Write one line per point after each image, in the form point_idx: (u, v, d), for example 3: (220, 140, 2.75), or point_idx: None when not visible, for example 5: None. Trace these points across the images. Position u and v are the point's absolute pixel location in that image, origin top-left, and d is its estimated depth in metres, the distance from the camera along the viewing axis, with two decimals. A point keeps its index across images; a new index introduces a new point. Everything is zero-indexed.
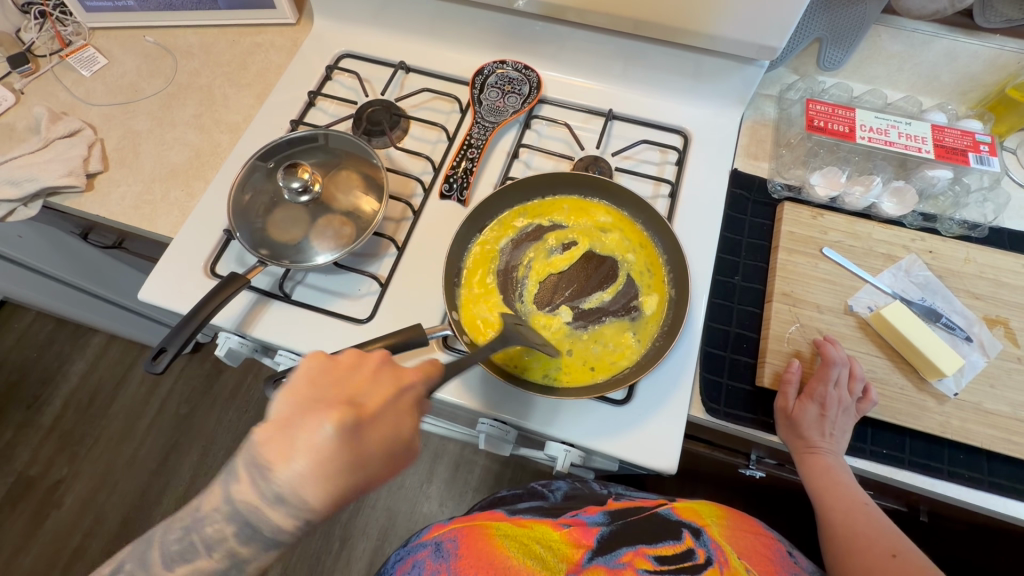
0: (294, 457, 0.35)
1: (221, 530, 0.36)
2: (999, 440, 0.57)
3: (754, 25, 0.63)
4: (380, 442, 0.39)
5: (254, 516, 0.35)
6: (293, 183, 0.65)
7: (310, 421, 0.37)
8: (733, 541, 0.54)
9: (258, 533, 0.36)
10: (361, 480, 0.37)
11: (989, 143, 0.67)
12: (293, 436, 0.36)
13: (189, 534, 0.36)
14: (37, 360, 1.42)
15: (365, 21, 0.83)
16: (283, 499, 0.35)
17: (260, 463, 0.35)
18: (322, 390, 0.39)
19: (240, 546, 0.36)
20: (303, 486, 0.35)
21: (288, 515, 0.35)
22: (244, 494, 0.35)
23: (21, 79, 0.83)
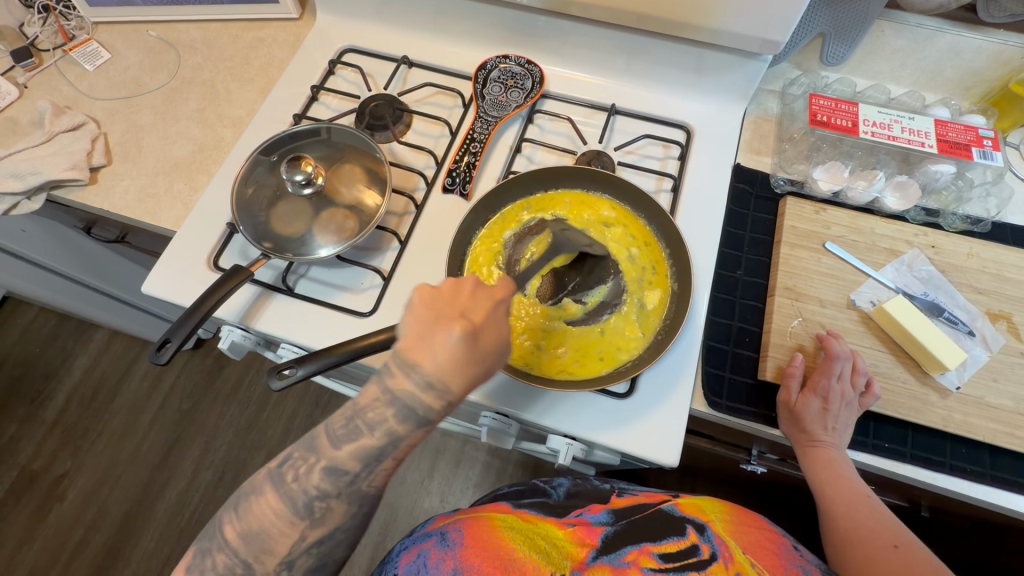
0: (433, 356, 0.40)
1: (382, 415, 0.40)
2: (1002, 434, 0.57)
3: (758, 20, 0.63)
4: (497, 337, 0.42)
5: (409, 403, 0.40)
6: (296, 176, 0.65)
7: (440, 329, 0.41)
8: (738, 537, 0.54)
9: (415, 416, 0.40)
10: (487, 369, 0.42)
11: (992, 138, 0.67)
12: (428, 344, 0.40)
13: (356, 419, 0.41)
14: (40, 354, 1.42)
15: (368, 16, 0.83)
16: (432, 387, 0.40)
17: (407, 363, 0.40)
18: (437, 302, 0.42)
19: (399, 426, 0.40)
20: (446, 377, 0.40)
21: (438, 400, 0.40)
22: (396, 389, 0.41)
23: (25, 73, 0.83)
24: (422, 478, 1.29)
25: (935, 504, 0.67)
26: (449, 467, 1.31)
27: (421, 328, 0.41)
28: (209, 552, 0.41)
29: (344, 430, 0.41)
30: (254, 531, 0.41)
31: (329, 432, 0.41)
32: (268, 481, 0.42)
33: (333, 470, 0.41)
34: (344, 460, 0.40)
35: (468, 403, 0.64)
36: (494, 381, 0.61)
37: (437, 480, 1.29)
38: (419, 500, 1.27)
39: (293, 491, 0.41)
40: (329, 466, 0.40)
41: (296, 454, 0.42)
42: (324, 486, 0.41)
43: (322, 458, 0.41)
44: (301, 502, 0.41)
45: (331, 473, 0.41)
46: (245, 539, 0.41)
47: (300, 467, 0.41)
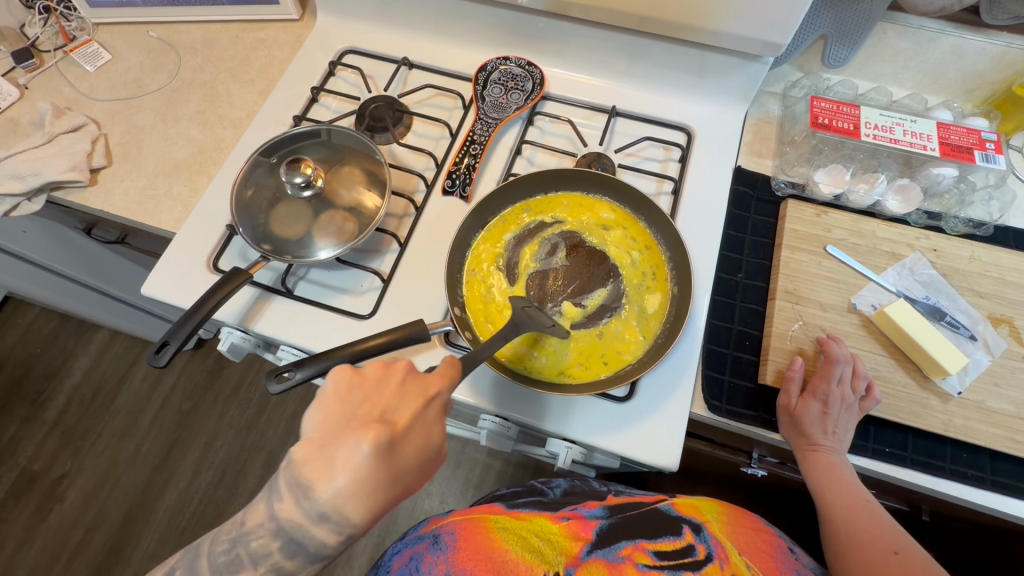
0: (334, 477, 0.40)
1: (268, 545, 0.41)
2: (1003, 439, 0.57)
3: (759, 22, 0.63)
4: (412, 455, 0.43)
5: (298, 531, 0.40)
6: (295, 178, 0.65)
7: (347, 442, 0.41)
8: (734, 537, 0.55)
9: (303, 548, 0.41)
10: (398, 487, 0.42)
11: (995, 141, 0.67)
12: (334, 456, 0.40)
13: (237, 547, 0.41)
14: (42, 355, 1.43)
15: (368, 17, 0.83)
16: (325, 516, 0.40)
17: (304, 482, 0.40)
18: (353, 410, 0.43)
19: (285, 560, 0.41)
20: (344, 502, 0.40)
21: (331, 530, 0.40)
22: (289, 512, 0.40)
23: (26, 74, 0.84)
24: None
25: (936, 509, 0.67)
26: (449, 468, 1.31)
27: (325, 440, 0.42)
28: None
29: (225, 557, 0.41)
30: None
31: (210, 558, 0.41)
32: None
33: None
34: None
35: (466, 406, 0.64)
36: (492, 383, 0.61)
37: (437, 481, 1.29)
38: (419, 501, 1.28)
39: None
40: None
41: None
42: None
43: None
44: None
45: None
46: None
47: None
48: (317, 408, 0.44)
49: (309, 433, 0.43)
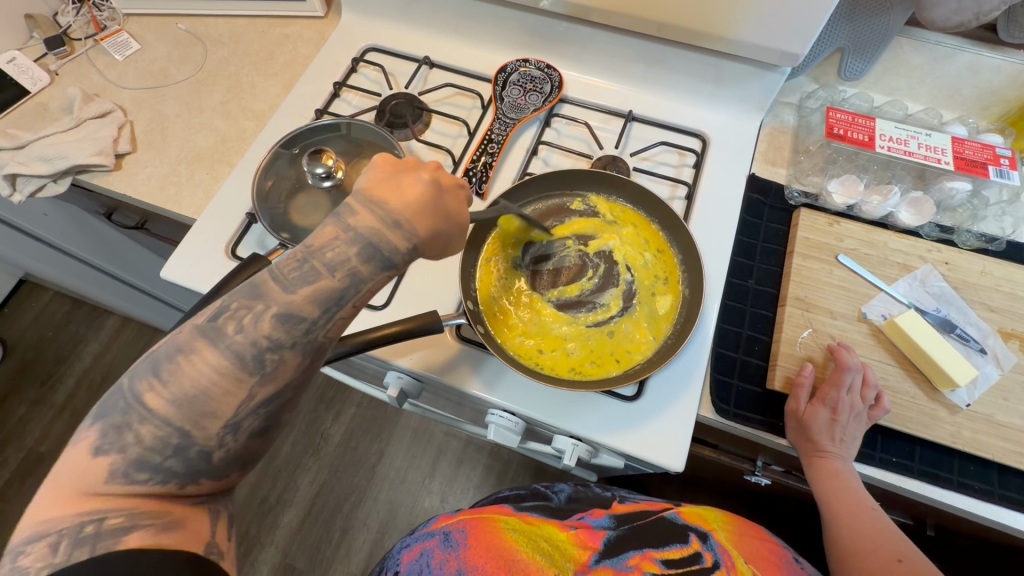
0: (404, 194, 0.41)
1: (344, 252, 0.38)
2: (1012, 453, 0.57)
3: (778, 32, 0.64)
4: (452, 207, 0.45)
5: (377, 237, 0.39)
6: (317, 168, 0.67)
7: (408, 174, 0.43)
8: (741, 547, 0.55)
9: (379, 253, 0.39)
10: (447, 224, 0.44)
11: (1010, 157, 0.67)
12: (398, 184, 0.42)
13: (311, 260, 0.37)
14: (53, 338, 1.45)
15: (392, 16, 0.85)
16: (398, 223, 0.40)
17: (374, 199, 0.40)
18: (402, 166, 0.44)
19: (361, 265, 0.38)
20: (414, 216, 0.41)
21: (404, 239, 0.40)
22: (364, 222, 0.39)
23: (57, 61, 0.86)
24: (423, 477, 1.30)
25: (941, 523, 0.67)
26: (450, 467, 1.31)
27: (385, 177, 0.42)
28: (127, 428, 0.34)
29: (298, 271, 0.37)
30: (188, 395, 0.35)
31: (280, 278, 0.37)
32: (199, 336, 0.35)
33: (287, 316, 0.36)
34: (303, 304, 0.36)
35: (475, 400, 0.65)
36: (501, 376, 0.62)
37: (438, 479, 1.30)
38: (419, 498, 1.28)
39: (238, 344, 0.35)
40: (284, 311, 0.36)
41: (237, 303, 0.36)
42: (277, 333, 0.36)
43: (273, 303, 0.36)
44: (250, 356, 0.35)
45: (285, 319, 0.36)
46: (178, 403, 0.34)
47: (245, 318, 0.36)
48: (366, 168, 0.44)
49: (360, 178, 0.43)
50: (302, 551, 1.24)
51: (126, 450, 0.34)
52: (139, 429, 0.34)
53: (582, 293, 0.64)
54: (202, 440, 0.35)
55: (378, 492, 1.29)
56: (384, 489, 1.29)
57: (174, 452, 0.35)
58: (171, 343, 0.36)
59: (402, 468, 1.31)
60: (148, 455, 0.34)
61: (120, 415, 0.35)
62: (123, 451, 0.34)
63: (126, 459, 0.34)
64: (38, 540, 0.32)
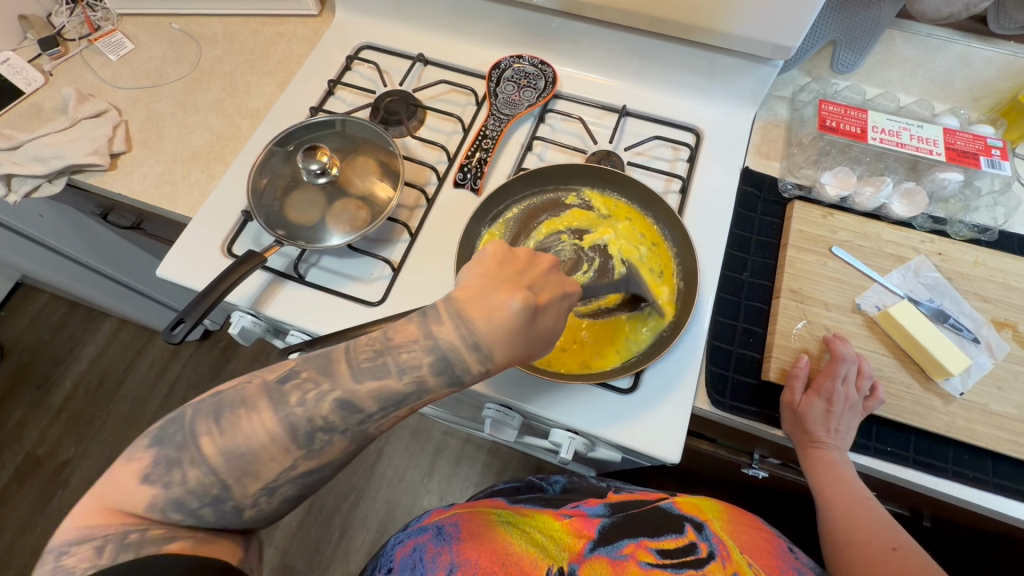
0: (488, 316, 0.39)
1: (417, 359, 0.38)
2: (1006, 441, 0.57)
3: (769, 27, 0.64)
4: (543, 331, 0.42)
5: (453, 353, 0.38)
6: (312, 165, 0.66)
7: (503, 292, 0.40)
8: (735, 535, 0.55)
9: (451, 370, 0.39)
10: (529, 350, 0.41)
11: (1001, 147, 0.68)
12: (490, 302, 0.39)
13: (385, 356, 0.38)
14: (50, 341, 1.44)
15: (386, 14, 0.85)
16: (475, 348, 0.38)
17: (461, 313, 0.39)
18: (505, 275, 0.42)
19: (431, 375, 0.38)
20: (493, 343, 0.39)
21: (480, 360, 0.39)
22: (448, 337, 0.38)
23: (51, 62, 0.86)
24: (422, 476, 1.30)
25: (936, 513, 0.67)
26: (449, 465, 1.31)
27: (479, 287, 0.41)
28: (177, 465, 0.37)
29: (371, 363, 0.38)
30: (238, 450, 0.38)
31: (351, 363, 0.39)
32: (265, 397, 0.39)
33: (346, 404, 0.38)
34: (361, 397, 0.38)
35: (470, 394, 0.65)
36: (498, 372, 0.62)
37: (436, 478, 1.30)
38: (418, 497, 1.28)
39: (295, 417, 0.38)
40: (344, 398, 0.38)
41: (307, 374, 0.39)
42: (332, 417, 0.38)
43: (338, 387, 0.38)
44: (302, 431, 0.38)
45: (343, 407, 0.38)
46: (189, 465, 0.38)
47: (308, 392, 0.38)
48: (471, 266, 0.43)
49: (464, 280, 0.42)
50: (301, 551, 1.24)
51: (171, 486, 0.37)
52: (188, 470, 0.37)
53: None
54: (238, 496, 0.38)
55: (377, 491, 1.29)
56: (383, 489, 1.29)
57: (211, 501, 0.37)
58: (237, 394, 0.39)
59: (400, 467, 1.31)
60: (186, 497, 0.37)
61: (176, 450, 0.38)
62: (168, 486, 0.37)
63: (169, 494, 0.37)
64: (85, 542, 0.35)
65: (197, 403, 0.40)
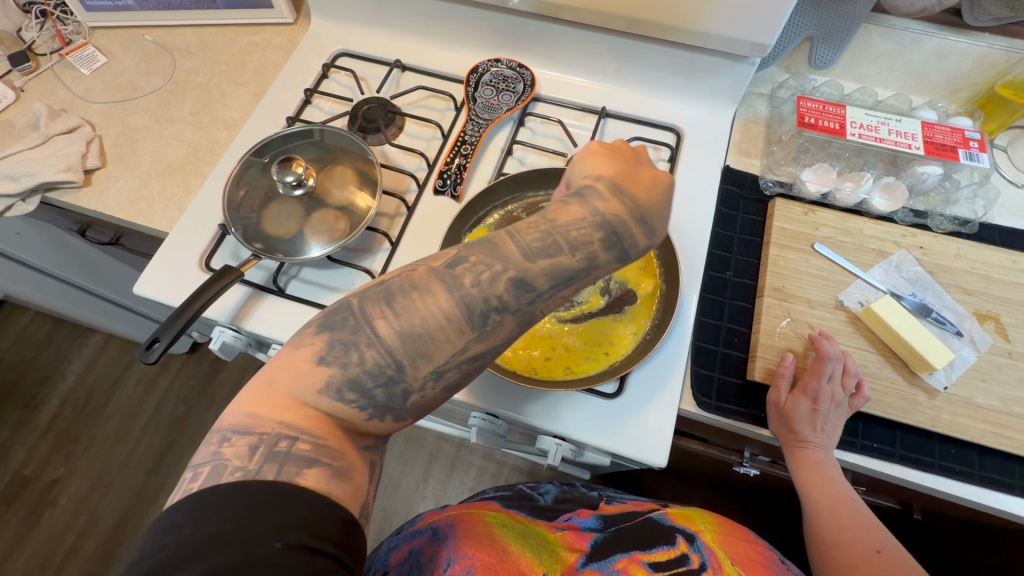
0: (645, 189, 0.40)
1: (589, 235, 0.37)
2: (991, 435, 0.57)
3: (745, 25, 0.64)
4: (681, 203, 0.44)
5: (622, 229, 0.38)
6: (287, 177, 0.65)
7: (641, 171, 0.42)
8: (727, 547, 0.54)
9: (620, 243, 0.37)
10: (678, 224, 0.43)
11: (978, 139, 0.68)
12: (636, 179, 0.41)
13: (555, 235, 0.36)
14: (35, 359, 1.42)
15: (362, 21, 0.84)
16: (644, 218, 0.39)
17: (619, 190, 0.39)
18: (625, 160, 0.43)
19: (602, 252, 0.37)
20: (658, 212, 0.40)
21: (647, 234, 0.39)
22: (613, 212, 0.38)
23: (22, 77, 0.84)
24: (417, 482, 1.29)
25: (927, 507, 0.67)
26: (444, 471, 1.31)
27: (619, 168, 0.42)
28: (354, 346, 0.34)
29: (542, 242, 0.36)
30: (414, 331, 0.34)
31: (518, 242, 0.36)
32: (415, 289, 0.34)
33: (520, 282, 0.35)
34: (534, 275, 0.35)
35: (458, 404, 0.65)
36: (484, 382, 0.61)
37: (432, 484, 1.29)
38: (414, 504, 1.27)
39: (470, 297, 0.34)
40: (518, 277, 0.35)
41: (475, 259, 0.35)
42: (506, 296, 0.34)
43: (511, 266, 0.35)
44: (477, 312, 0.34)
45: (518, 284, 0.35)
46: None
47: (482, 273, 0.35)
48: (583, 158, 0.43)
49: (592, 170, 0.42)
50: None
51: (347, 367, 0.34)
52: (365, 351, 0.34)
53: None
54: (408, 379, 0.34)
55: (373, 499, 1.28)
56: (378, 497, 1.28)
57: (384, 383, 0.34)
58: (405, 279, 0.35)
59: (395, 475, 1.30)
60: (362, 377, 0.33)
61: (350, 332, 0.34)
62: (344, 367, 0.33)
63: (344, 375, 0.33)
64: (244, 434, 0.32)
65: (360, 291, 0.36)
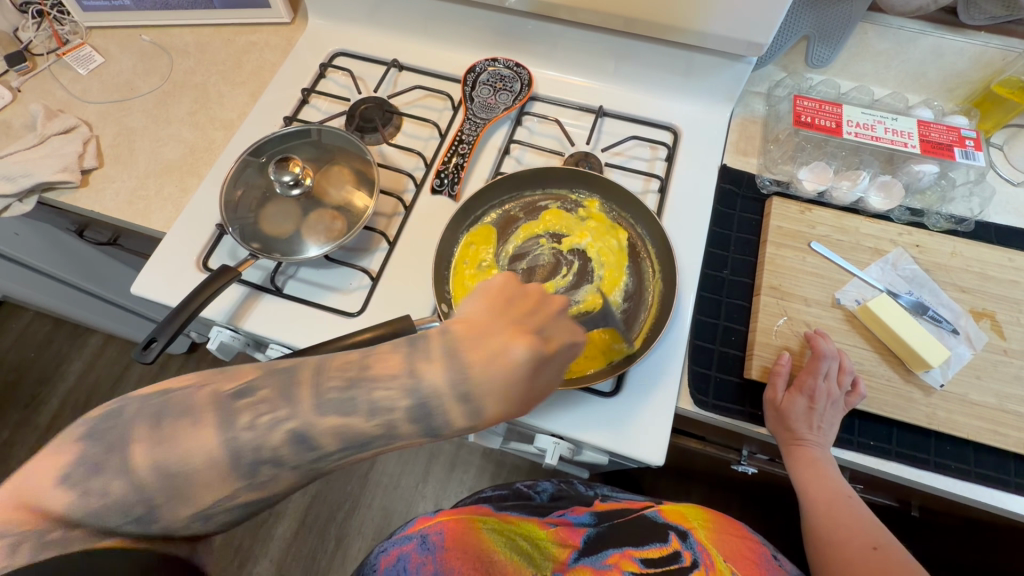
0: (488, 359, 0.36)
1: (393, 400, 0.34)
2: (987, 432, 0.57)
3: (739, 23, 0.64)
4: (546, 379, 0.40)
5: (436, 407, 0.35)
6: (284, 176, 0.65)
7: (505, 336, 0.37)
8: (720, 544, 0.54)
9: (426, 417, 0.35)
10: (528, 403, 0.39)
11: (974, 138, 0.68)
12: (489, 344, 0.37)
13: (357, 390, 0.34)
14: (34, 360, 1.42)
15: (359, 21, 0.84)
16: (465, 396, 0.35)
17: (458, 354, 0.36)
18: (505, 315, 0.39)
19: (405, 424, 0.35)
20: (488, 392, 0.36)
21: (464, 414, 0.36)
22: (437, 386, 0.35)
23: (19, 77, 0.84)
24: (417, 482, 1.29)
25: (924, 504, 0.67)
26: (443, 470, 1.31)
27: (484, 320, 0.39)
28: (102, 471, 0.31)
29: (340, 395, 0.34)
30: (174, 467, 0.32)
31: (317, 389, 0.34)
32: (212, 412, 0.33)
33: (303, 437, 0.34)
34: (322, 432, 0.34)
35: None
36: None
37: (431, 484, 1.29)
38: (414, 504, 1.27)
39: (241, 441, 0.33)
40: (301, 431, 0.33)
41: (264, 394, 0.34)
42: (284, 450, 0.33)
43: (296, 416, 0.33)
44: (247, 460, 0.33)
45: (300, 439, 0.34)
46: None
47: (264, 414, 0.33)
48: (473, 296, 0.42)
49: (461, 315, 0.40)
50: (298, 563, 1.22)
51: (93, 493, 0.31)
52: (109, 481, 0.31)
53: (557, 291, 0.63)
54: (166, 520, 0.32)
55: (372, 499, 1.28)
56: (378, 496, 1.28)
57: (136, 519, 0.32)
58: (184, 400, 0.33)
59: (395, 474, 1.30)
60: (114, 508, 0.31)
61: (105, 450, 0.32)
62: (87, 493, 0.31)
63: (97, 501, 0.31)
64: None
65: (141, 398, 0.34)
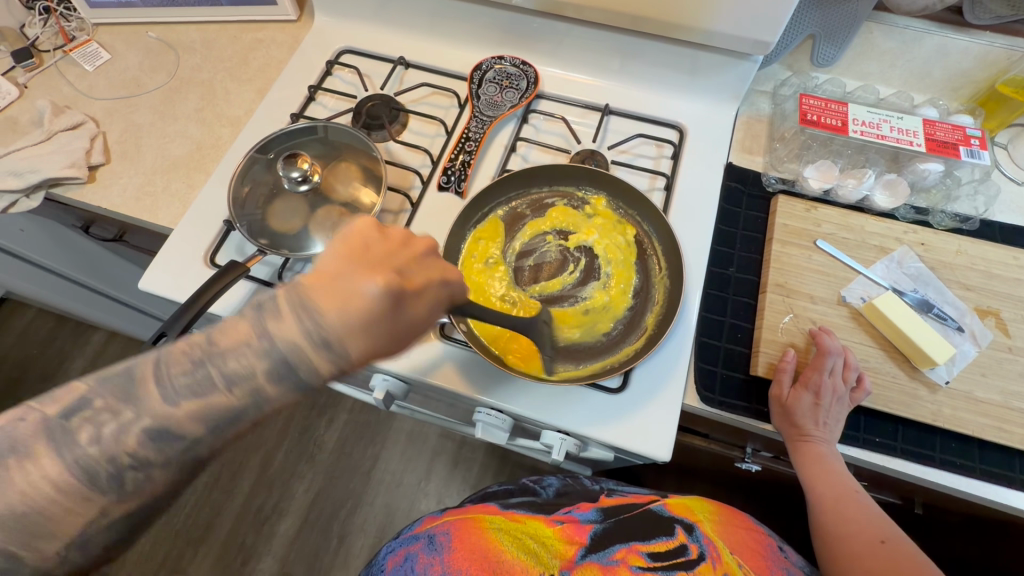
0: (342, 305, 0.38)
1: (250, 365, 0.36)
2: (991, 429, 0.58)
3: (745, 21, 0.64)
4: (413, 320, 0.42)
5: (297, 357, 0.37)
6: (292, 173, 0.65)
7: (358, 281, 0.39)
8: (726, 537, 0.55)
9: (293, 374, 0.37)
10: (394, 343, 0.41)
11: (979, 136, 0.68)
12: (343, 288, 0.39)
13: (206, 365, 0.36)
14: (38, 357, 1.42)
15: (366, 19, 0.84)
16: (327, 343, 0.37)
17: (309, 303, 0.38)
18: (359, 261, 0.40)
19: (267, 385, 0.37)
20: (349, 335, 0.38)
21: (330, 360, 0.38)
22: (288, 334, 0.37)
23: (26, 73, 0.84)
24: (419, 480, 1.30)
25: (927, 501, 0.68)
26: (446, 468, 1.31)
27: (341, 268, 0.40)
28: None
29: (188, 378, 0.36)
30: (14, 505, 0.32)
31: (162, 381, 0.35)
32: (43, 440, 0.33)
33: (158, 432, 0.35)
34: (181, 421, 0.35)
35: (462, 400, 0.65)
36: (489, 378, 0.61)
37: (434, 481, 1.29)
38: (417, 501, 1.28)
39: (88, 458, 0.34)
40: (155, 426, 0.35)
41: (102, 405, 0.35)
42: (145, 452, 0.35)
43: (145, 415, 0.35)
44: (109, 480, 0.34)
45: (155, 437, 0.35)
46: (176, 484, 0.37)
47: (104, 425, 0.34)
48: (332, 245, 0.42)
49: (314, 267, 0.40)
50: (301, 561, 1.23)
51: None
52: None
53: (564, 287, 0.64)
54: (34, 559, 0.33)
55: (375, 496, 1.28)
56: (381, 494, 1.28)
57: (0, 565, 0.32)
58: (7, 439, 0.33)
59: (398, 471, 1.31)
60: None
61: None
62: None
63: None
64: None
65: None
